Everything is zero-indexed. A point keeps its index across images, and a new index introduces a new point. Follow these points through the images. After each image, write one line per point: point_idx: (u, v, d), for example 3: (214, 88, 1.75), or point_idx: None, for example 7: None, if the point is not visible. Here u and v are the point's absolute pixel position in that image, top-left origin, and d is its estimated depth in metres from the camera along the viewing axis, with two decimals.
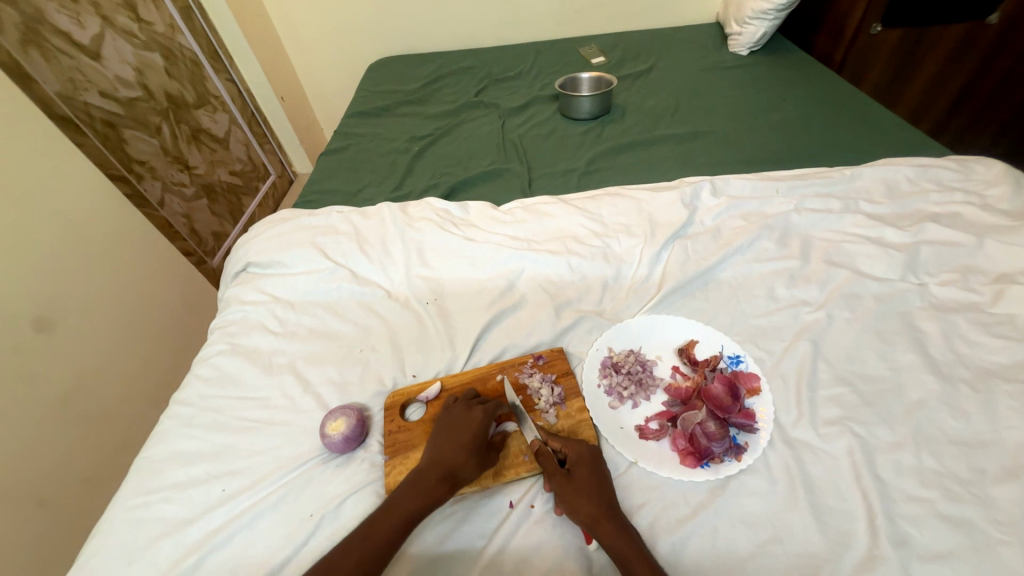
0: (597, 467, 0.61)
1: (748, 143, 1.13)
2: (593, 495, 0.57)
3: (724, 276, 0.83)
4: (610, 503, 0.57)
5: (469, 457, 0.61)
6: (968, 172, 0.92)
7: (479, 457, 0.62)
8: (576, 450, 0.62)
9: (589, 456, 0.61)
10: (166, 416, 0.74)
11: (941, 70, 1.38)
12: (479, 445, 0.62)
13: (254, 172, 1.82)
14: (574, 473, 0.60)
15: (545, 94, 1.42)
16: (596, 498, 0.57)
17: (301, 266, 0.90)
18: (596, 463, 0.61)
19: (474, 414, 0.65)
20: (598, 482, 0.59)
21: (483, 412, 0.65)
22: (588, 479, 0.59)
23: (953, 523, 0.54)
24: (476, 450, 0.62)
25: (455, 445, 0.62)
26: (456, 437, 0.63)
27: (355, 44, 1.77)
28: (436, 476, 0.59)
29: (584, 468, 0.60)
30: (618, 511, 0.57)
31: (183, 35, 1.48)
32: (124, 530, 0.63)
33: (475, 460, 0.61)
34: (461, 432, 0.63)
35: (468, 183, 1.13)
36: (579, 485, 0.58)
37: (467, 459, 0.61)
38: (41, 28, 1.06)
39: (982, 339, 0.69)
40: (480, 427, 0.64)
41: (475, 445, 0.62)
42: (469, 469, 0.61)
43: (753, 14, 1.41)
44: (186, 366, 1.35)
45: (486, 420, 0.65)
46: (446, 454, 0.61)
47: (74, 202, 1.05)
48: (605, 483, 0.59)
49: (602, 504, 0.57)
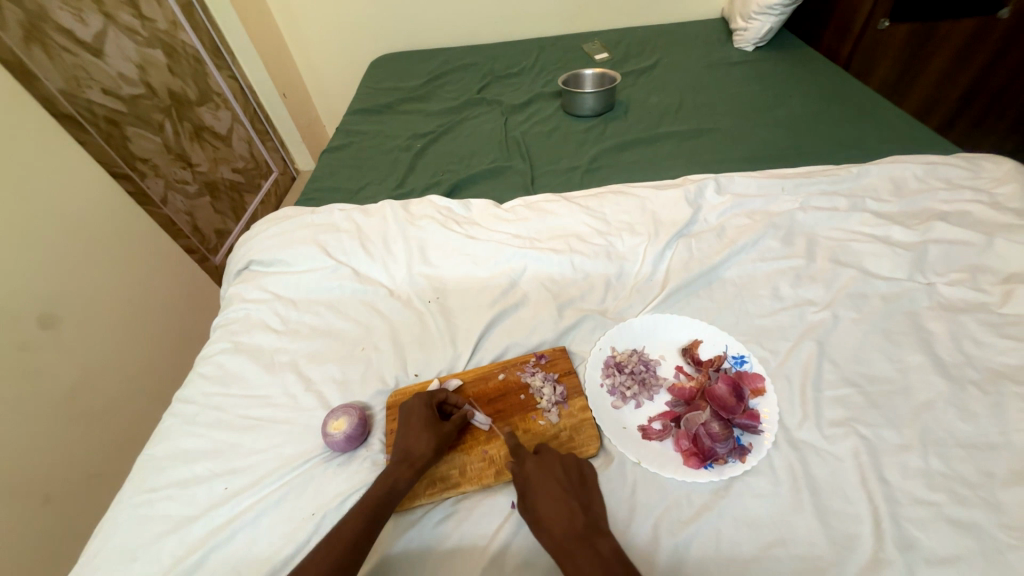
0: (555, 486, 0.58)
1: (753, 140, 1.12)
2: (554, 520, 0.55)
3: (728, 274, 0.83)
4: (574, 526, 0.54)
5: (419, 439, 0.63)
6: (977, 170, 0.90)
7: (430, 433, 0.63)
8: (531, 471, 0.60)
9: (542, 475, 0.59)
10: (170, 414, 0.74)
11: (948, 67, 1.36)
12: (430, 424, 0.64)
13: (256, 169, 1.83)
14: (531, 499, 0.57)
15: (549, 90, 1.41)
16: (558, 523, 0.54)
17: (304, 264, 0.90)
18: (555, 482, 0.58)
19: (413, 399, 0.67)
20: (557, 505, 0.56)
21: (421, 397, 0.67)
22: (547, 503, 0.56)
23: (961, 527, 0.53)
24: (427, 431, 0.63)
25: (408, 430, 0.64)
26: (405, 424, 0.64)
27: (358, 40, 1.76)
28: (395, 460, 0.61)
29: (541, 491, 0.58)
30: (582, 530, 0.54)
31: (186, 32, 1.48)
32: (127, 527, 0.63)
33: (428, 434, 0.63)
34: (408, 418, 0.65)
35: (470, 180, 1.12)
36: (538, 511, 0.56)
37: (421, 437, 0.63)
38: (44, 26, 1.06)
39: (991, 340, 0.68)
40: (421, 408, 0.65)
41: (424, 426, 0.64)
42: (423, 445, 0.62)
43: (758, 9, 1.39)
44: (190, 363, 1.35)
45: (428, 402, 0.67)
46: (404, 440, 0.63)
47: (75, 197, 1.05)
48: (568, 501, 0.56)
49: (563, 528, 0.54)
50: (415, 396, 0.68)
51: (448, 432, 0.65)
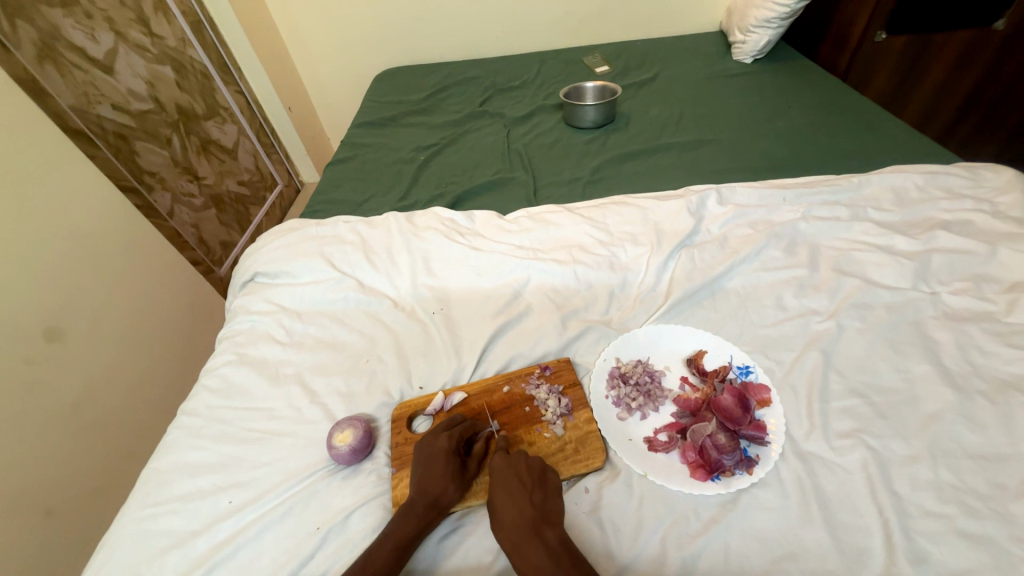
0: (513, 480, 0.59)
1: (754, 150, 1.13)
2: (506, 511, 0.57)
3: (731, 284, 0.83)
4: (525, 517, 0.56)
5: (444, 484, 0.61)
6: (977, 179, 0.91)
7: (457, 480, 0.61)
8: (495, 465, 0.61)
9: (502, 468, 0.61)
10: (174, 427, 0.74)
11: (947, 76, 1.37)
12: (456, 470, 0.62)
13: (262, 182, 1.84)
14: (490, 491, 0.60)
15: (550, 103, 1.43)
16: (509, 515, 0.57)
17: (308, 276, 0.90)
18: (514, 476, 0.60)
19: (440, 440, 0.64)
20: (510, 498, 0.58)
21: (448, 436, 0.65)
22: (502, 496, 0.58)
23: (973, 540, 0.53)
24: (454, 478, 0.61)
25: (432, 472, 0.62)
26: (430, 467, 0.62)
27: (362, 55, 1.79)
28: (423, 504, 0.59)
29: (498, 485, 0.59)
30: (532, 522, 0.55)
31: (194, 49, 1.50)
32: (132, 542, 0.63)
33: (455, 482, 0.61)
34: (433, 461, 0.63)
35: (473, 192, 1.13)
36: (495, 503, 0.58)
37: (448, 485, 0.61)
38: (56, 44, 1.08)
39: (997, 349, 0.68)
40: (448, 452, 0.63)
41: (451, 470, 0.62)
42: (450, 493, 0.61)
43: (756, 23, 1.41)
44: (195, 376, 1.36)
45: (454, 445, 0.64)
46: (429, 484, 0.61)
47: (83, 210, 1.06)
48: (523, 494, 0.58)
49: (514, 520, 0.56)
50: (441, 433, 0.65)
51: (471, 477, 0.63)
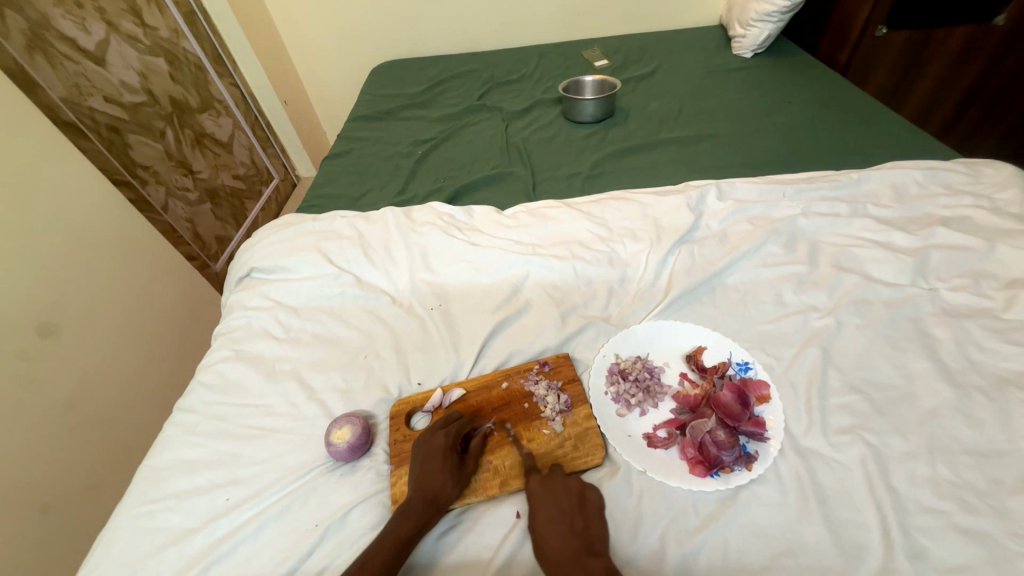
0: (555, 507, 0.58)
1: (753, 146, 1.12)
2: (548, 540, 0.56)
3: (731, 280, 0.83)
4: (568, 547, 0.54)
5: (443, 482, 0.60)
6: (976, 175, 0.91)
7: (456, 478, 0.61)
8: (534, 489, 0.61)
9: (543, 494, 0.60)
10: (171, 423, 0.74)
11: (946, 72, 1.37)
12: (453, 468, 0.62)
13: (257, 176, 1.83)
14: (531, 518, 0.59)
15: (549, 97, 1.42)
16: (551, 544, 0.55)
17: (305, 272, 0.90)
18: (554, 503, 0.59)
19: (436, 438, 0.64)
20: (552, 527, 0.57)
21: (445, 434, 0.64)
22: (545, 524, 0.57)
23: (969, 536, 0.53)
24: (452, 476, 0.61)
25: (429, 470, 0.61)
26: (428, 465, 0.62)
27: (358, 47, 1.77)
28: (421, 501, 0.59)
29: (540, 511, 0.59)
30: (574, 552, 0.54)
31: (187, 40, 1.48)
32: (129, 539, 0.62)
33: (453, 480, 0.61)
34: (430, 459, 0.62)
35: (471, 187, 1.12)
36: (537, 531, 0.57)
37: (446, 482, 0.61)
38: (46, 34, 1.06)
39: (995, 346, 0.68)
40: (444, 449, 0.63)
41: (449, 468, 0.61)
42: (448, 490, 0.60)
43: (756, 17, 1.41)
44: (190, 372, 1.35)
45: (451, 442, 0.64)
46: (427, 482, 0.60)
47: (76, 204, 1.05)
48: (564, 521, 0.57)
49: (556, 547, 0.55)
50: (437, 431, 0.65)
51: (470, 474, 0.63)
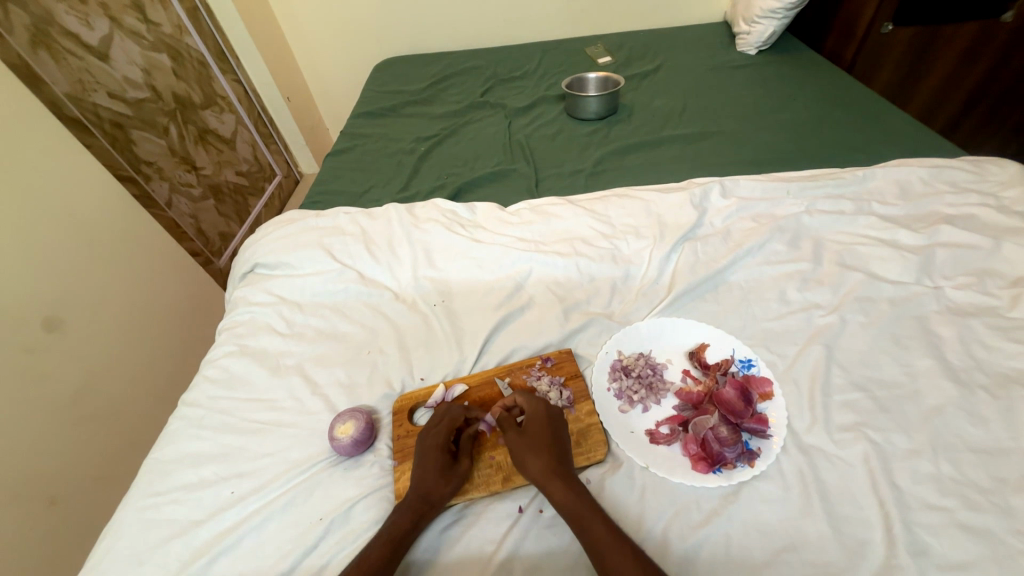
0: (552, 427, 0.63)
1: (757, 143, 1.12)
2: (545, 453, 0.60)
3: (735, 277, 0.82)
4: (565, 461, 0.60)
5: (439, 477, 0.61)
6: (982, 173, 0.90)
7: (452, 474, 0.61)
8: (533, 409, 0.65)
9: (542, 414, 0.64)
10: (175, 418, 0.74)
11: (953, 68, 1.35)
12: (449, 464, 0.62)
13: (260, 172, 1.83)
14: (530, 432, 0.63)
15: (552, 93, 1.42)
16: (549, 456, 0.60)
17: (309, 268, 0.90)
18: (551, 424, 0.64)
19: (431, 435, 0.64)
20: (551, 443, 0.61)
21: (439, 429, 0.64)
22: (543, 438, 0.62)
23: (973, 533, 0.53)
24: (448, 472, 0.61)
25: (426, 466, 0.61)
26: (424, 462, 0.62)
27: (362, 44, 1.76)
28: (419, 498, 0.59)
29: (534, 431, 0.63)
30: (569, 468, 0.60)
31: (191, 36, 1.48)
32: (134, 532, 0.63)
33: (449, 477, 0.61)
34: (425, 457, 0.62)
35: (475, 183, 1.12)
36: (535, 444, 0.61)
37: (442, 479, 0.61)
38: (49, 29, 1.07)
39: (1000, 344, 0.67)
40: (439, 446, 0.63)
41: (444, 464, 0.62)
42: (445, 487, 0.60)
43: (761, 13, 1.40)
44: (195, 367, 1.35)
45: (445, 439, 0.64)
46: (425, 478, 0.61)
47: (81, 201, 1.05)
48: (559, 442, 0.62)
49: (551, 460, 0.60)
50: (432, 427, 0.65)
51: (467, 468, 0.63)
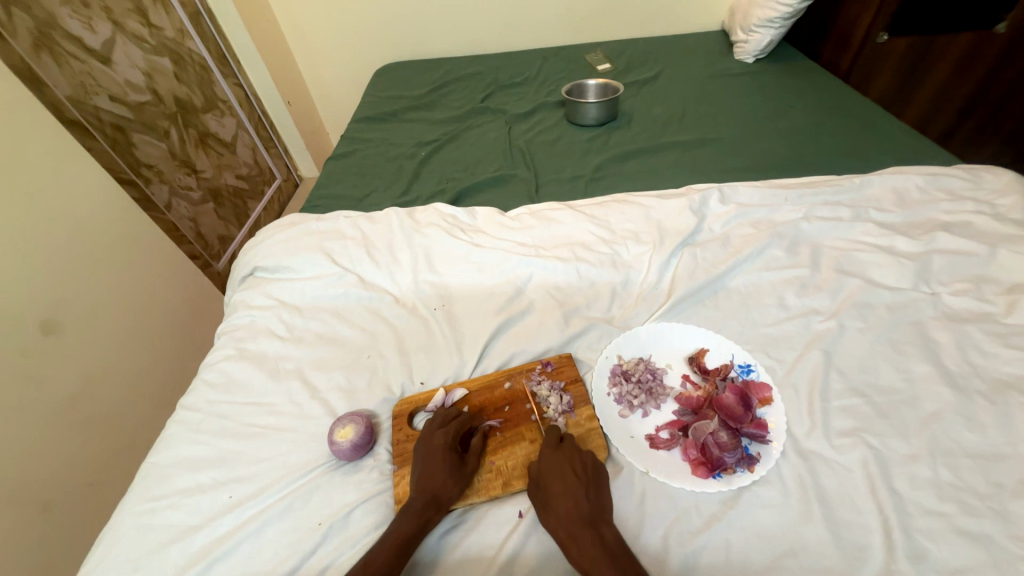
0: (568, 474, 0.60)
1: (755, 150, 1.13)
2: (562, 504, 0.57)
3: (734, 283, 0.83)
4: (581, 511, 0.56)
5: (443, 480, 0.60)
6: (977, 181, 0.91)
7: (457, 477, 0.61)
8: (546, 458, 0.62)
9: (556, 462, 0.61)
10: (173, 421, 0.74)
11: (948, 78, 1.37)
12: (454, 466, 0.62)
13: (260, 176, 1.83)
14: (543, 483, 0.60)
15: (552, 100, 1.43)
16: (566, 508, 0.57)
17: (309, 271, 0.90)
18: (572, 471, 0.60)
19: (436, 437, 0.64)
20: (569, 492, 0.58)
21: (446, 433, 0.64)
22: (557, 489, 0.59)
23: (971, 538, 0.53)
24: (454, 474, 0.61)
25: (430, 468, 0.61)
26: (430, 465, 0.62)
27: (363, 48, 1.77)
28: (424, 500, 0.59)
29: (552, 479, 0.60)
30: (587, 518, 0.56)
31: (193, 40, 1.49)
32: (131, 536, 0.62)
33: (454, 479, 0.61)
34: (430, 458, 0.62)
35: (475, 188, 1.13)
36: (549, 497, 0.59)
37: (447, 481, 0.61)
38: (52, 33, 1.07)
39: (997, 350, 0.68)
40: (444, 449, 0.63)
41: (449, 466, 0.62)
42: (450, 489, 0.60)
43: (759, 22, 1.41)
44: (192, 371, 1.35)
45: (451, 442, 0.64)
46: (429, 480, 0.60)
47: (81, 204, 1.05)
48: (577, 487, 0.58)
49: (569, 512, 0.56)
50: (437, 429, 0.65)
51: (472, 471, 0.63)
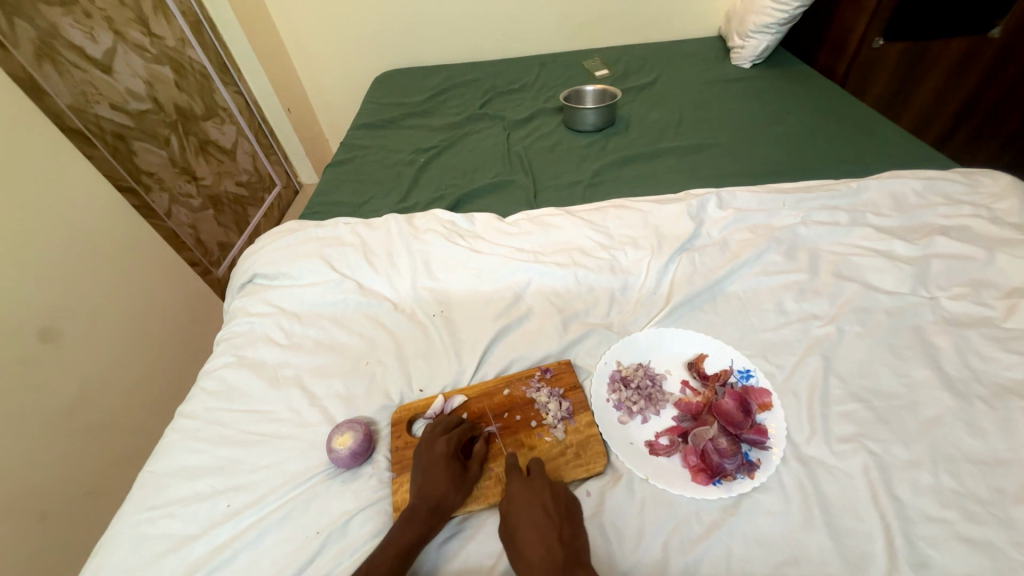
0: (540, 513, 0.56)
1: (753, 155, 1.13)
2: (534, 548, 0.53)
3: (732, 288, 0.83)
4: (553, 555, 0.51)
5: (445, 489, 0.60)
6: (974, 185, 0.91)
7: (459, 485, 0.61)
8: (516, 496, 0.58)
9: (528, 501, 0.57)
10: (172, 430, 0.74)
11: (943, 83, 1.38)
12: (456, 474, 0.61)
13: (260, 183, 1.83)
14: (514, 525, 0.56)
15: (550, 106, 1.43)
16: (538, 552, 0.52)
17: (308, 278, 0.90)
18: (545, 510, 0.56)
19: (438, 445, 0.64)
20: (541, 534, 0.54)
21: (448, 441, 0.64)
22: (528, 531, 0.54)
23: (974, 545, 0.53)
24: (456, 482, 0.61)
25: (432, 476, 0.61)
26: (431, 473, 0.61)
27: (362, 56, 1.78)
28: (425, 508, 0.59)
29: (523, 519, 0.56)
30: (561, 563, 0.51)
31: (193, 49, 1.50)
32: (129, 546, 0.62)
33: (456, 487, 0.61)
34: (432, 466, 0.62)
35: (474, 194, 1.13)
36: (520, 541, 0.54)
37: (449, 488, 0.60)
38: (54, 43, 1.08)
39: (996, 354, 0.68)
40: (446, 457, 0.63)
41: (451, 474, 0.61)
42: (452, 497, 0.60)
43: (755, 28, 1.42)
44: (191, 378, 1.34)
45: (452, 449, 0.64)
46: (430, 488, 0.60)
47: (82, 212, 1.06)
48: (549, 529, 0.54)
49: (541, 556, 0.52)
50: (438, 437, 0.65)
51: (473, 479, 0.63)
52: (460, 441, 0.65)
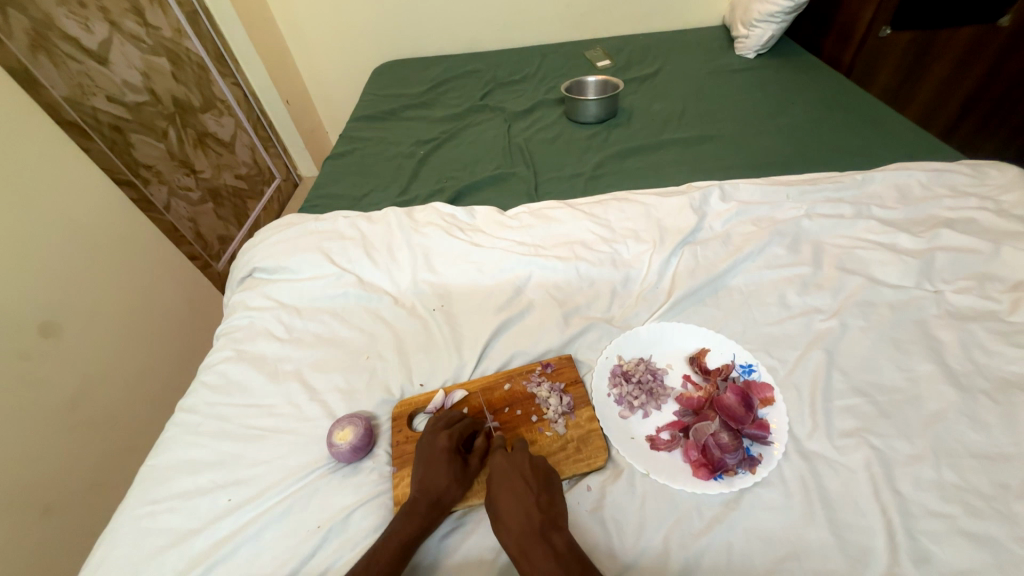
0: (518, 482, 0.57)
1: (757, 146, 1.12)
2: (512, 515, 0.54)
3: (735, 281, 0.82)
4: (531, 521, 0.53)
5: (446, 483, 0.60)
6: (981, 177, 0.90)
7: (460, 480, 0.61)
8: (496, 466, 0.59)
9: (506, 470, 0.58)
10: (172, 424, 0.74)
11: (950, 72, 1.36)
12: (457, 469, 0.61)
13: (259, 175, 1.82)
14: (492, 493, 0.57)
15: (551, 97, 1.42)
16: (517, 518, 0.54)
17: (307, 272, 0.89)
18: (522, 477, 0.57)
19: (440, 440, 0.63)
20: (519, 501, 0.55)
21: (450, 436, 0.63)
22: (506, 499, 0.56)
23: (975, 540, 0.53)
24: (456, 477, 0.61)
25: (433, 471, 0.61)
26: (431, 468, 0.61)
27: (361, 46, 1.76)
28: (426, 503, 0.58)
29: (501, 487, 0.57)
30: (538, 526, 0.52)
31: (190, 40, 1.48)
32: (130, 541, 0.62)
33: (457, 482, 0.61)
34: (434, 460, 0.62)
35: (474, 187, 1.12)
36: (498, 507, 0.55)
37: (450, 484, 0.60)
38: (49, 33, 1.06)
39: (1001, 348, 0.67)
40: (447, 452, 0.62)
41: (452, 469, 0.61)
42: (452, 493, 0.60)
43: (760, 17, 1.40)
44: (192, 371, 1.34)
45: (454, 445, 0.63)
46: (431, 482, 0.60)
47: (79, 205, 1.05)
48: (527, 497, 0.55)
49: (519, 523, 0.53)
50: (440, 432, 0.64)
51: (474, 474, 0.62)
52: (462, 436, 0.65)
